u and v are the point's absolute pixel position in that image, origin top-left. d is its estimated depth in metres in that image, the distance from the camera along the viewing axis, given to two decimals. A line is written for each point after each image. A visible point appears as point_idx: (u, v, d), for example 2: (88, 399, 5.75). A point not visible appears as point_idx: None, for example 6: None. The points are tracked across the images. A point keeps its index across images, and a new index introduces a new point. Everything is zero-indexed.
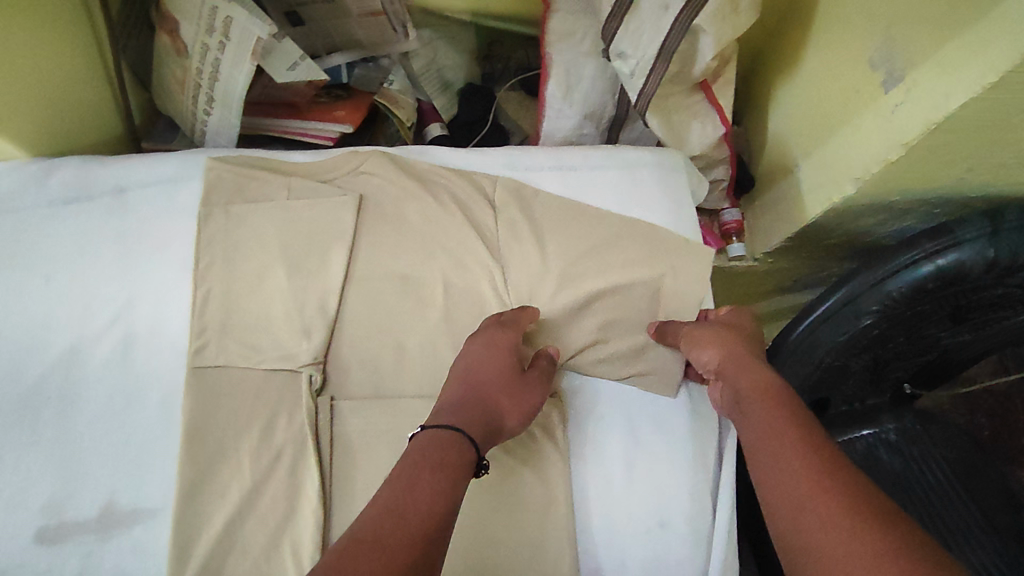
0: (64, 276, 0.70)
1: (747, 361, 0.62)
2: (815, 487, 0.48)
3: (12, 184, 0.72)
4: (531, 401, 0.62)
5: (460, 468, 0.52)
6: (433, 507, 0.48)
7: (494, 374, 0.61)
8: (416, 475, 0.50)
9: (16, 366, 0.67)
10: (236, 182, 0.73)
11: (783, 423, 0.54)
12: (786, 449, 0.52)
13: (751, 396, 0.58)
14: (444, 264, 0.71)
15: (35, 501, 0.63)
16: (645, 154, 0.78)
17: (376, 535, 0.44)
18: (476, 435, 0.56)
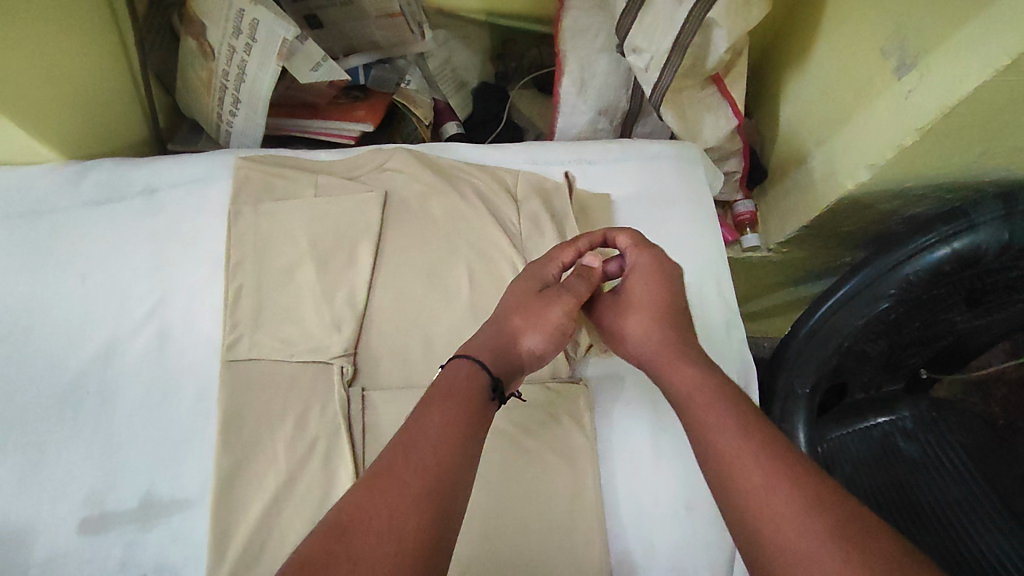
0: (99, 274, 0.72)
1: (669, 353, 0.58)
2: (764, 486, 0.45)
3: (48, 187, 0.74)
4: (549, 322, 0.60)
5: (471, 393, 0.52)
6: (445, 434, 0.48)
7: (515, 300, 0.62)
8: (429, 404, 0.50)
9: (56, 361, 0.69)
10: (264, 181, 0.75)
11: (723, 424, 0.50)
12: (733, 455, 0.48)
13: (687, 398, 0.54)
14: (468, 256, 0.73)
15: (77, 493, 0.64)
16: (662, 146, 0.80)
17: (388, 466, 0.46)
18: (485, 355, 0.56)
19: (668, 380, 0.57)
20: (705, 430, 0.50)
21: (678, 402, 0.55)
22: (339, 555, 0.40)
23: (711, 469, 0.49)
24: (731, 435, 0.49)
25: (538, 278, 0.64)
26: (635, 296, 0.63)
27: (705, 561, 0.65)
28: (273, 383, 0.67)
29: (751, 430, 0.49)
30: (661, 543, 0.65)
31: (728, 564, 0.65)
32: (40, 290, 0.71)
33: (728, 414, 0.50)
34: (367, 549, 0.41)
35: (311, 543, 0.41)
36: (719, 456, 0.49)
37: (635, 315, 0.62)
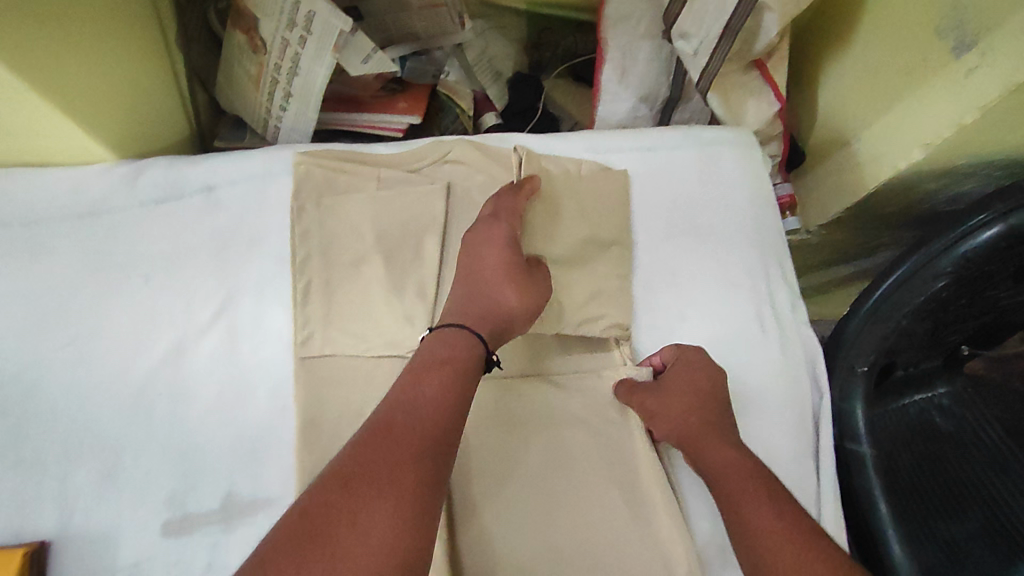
0: (162, 274, 0.71)
1: (712, 436, 0.62)
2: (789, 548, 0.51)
3: (104, 187, 0.73)
4: (535, 298, 0.64)
5: (468, 361, 0.57)
6: (442, 400, 0.53)
7: (498, 267, 0.63)
8: (427, 368, 0.55)
9: (126, 364, 0.68)
10: (325, 176, 0.73)
11: (758, 503, 0.55)
12: (765, 533, 0.53)
13: (723, 477, 0.59)
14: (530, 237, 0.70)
15: (158, 496, 0.64)
16: (720, 131, 0.78)
17: (390, 425, 0.50)
18: (486, 333, 0.60)
19: (704, 459, 0.61)
20: (742, 509, 0.56)
21: (716, 483, 0.60)
22: (345, 504, 0.45)
23: (746, 545, 0.54)
24: (757, 506, 0.55)
25: (513, 243, 0.65)
26: (678, 383, 0.65)
27: None
28: (351, 378, 0.67)
29: (785, 513, 0.54)
30: None
31: None
32: (104, 292, 0.70)
33: (759, 492, 0.56)
34: (372, 498, 0.45)
35: (317, 492, 0.46)
36: (751, 534, 0.54)
37: (682, 397, 0.64)
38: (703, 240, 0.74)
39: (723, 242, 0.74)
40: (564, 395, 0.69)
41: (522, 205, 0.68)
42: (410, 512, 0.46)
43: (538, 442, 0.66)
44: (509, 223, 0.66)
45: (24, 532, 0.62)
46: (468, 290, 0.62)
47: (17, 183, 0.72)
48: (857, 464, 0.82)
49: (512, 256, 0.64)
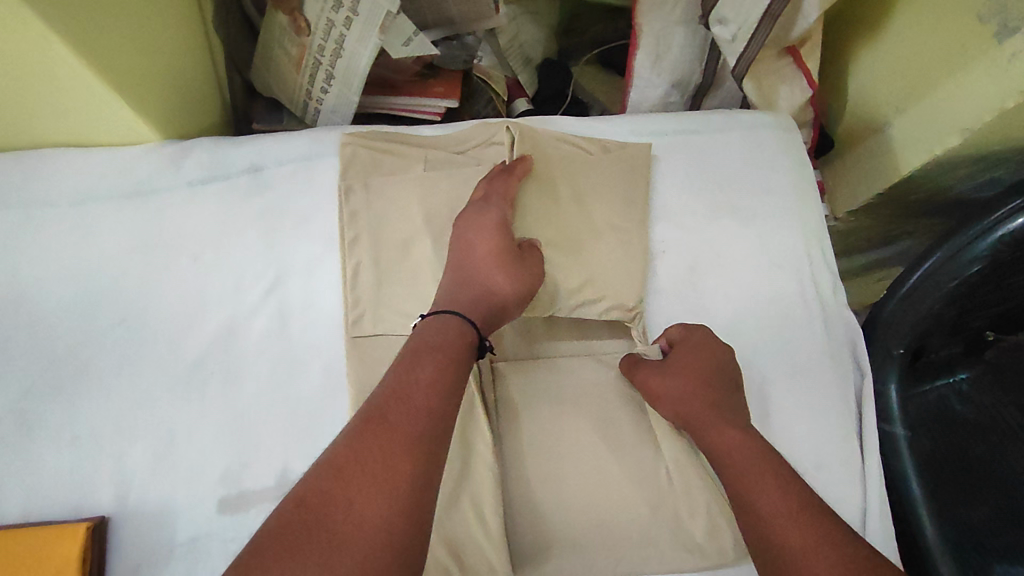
0: (210, 254, 0.71)
1: (714, 415, 0.62)
2: (800, 543, 0.52)
3: (151, 167, 0.73)
4: (527, 281, 0.65)
5: (460, 346, 0.57)
6: (436, 384, 0.53)
7: (487, 254, 0.64)
8: (420, 354, 0.55)
9: (177, 344, 0.68)
10: (373, 157, 0.74)
11: (763, 486, 0.56)
12: (773, 516, 0.54)
13: (730, 462, 0.59)
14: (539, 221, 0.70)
15: (213, 473, 0.65)
16: (762, 116, 0.79)
17: (382, 412, 0.50)
18: (477, 317, 0.61)
19: (709, 441, 0.61)
20: (749, 490, 0.57)
21: (722, 463, 0.60)
22: (339, 493, 0.46)
23: (756, 529, 0.55)
24: (765, 494, 0.56)
25: (503, 228, 0.65)
26: (683, 363, 0.65)
27: None
28: None
29: (791, 495, 0.55)
30: None
31: (860, 522, 0.66)
32: (153, 272, 0.70)
33: (768, 480, 0.57)
34: (365, 487, 0.46)
35: (312, 482, 0.47)
36: (760, 517, 0.55)
37: (684, 376, 0.64)
38: (747, 222, 0.74)
39: (766, 225, 0.75)
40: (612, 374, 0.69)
41: (513, 189, 0.68)
42: (404, 499, 0.46)
43: (589, 420, 0.67)
44: (500, 207, 0.66)
45: (83, 508, 0.63)
46: (457, 279, 0.63)
47: (66, 164, 0.72)
48: (889, 445, 0.83)
49: (503, 242, 0.65)
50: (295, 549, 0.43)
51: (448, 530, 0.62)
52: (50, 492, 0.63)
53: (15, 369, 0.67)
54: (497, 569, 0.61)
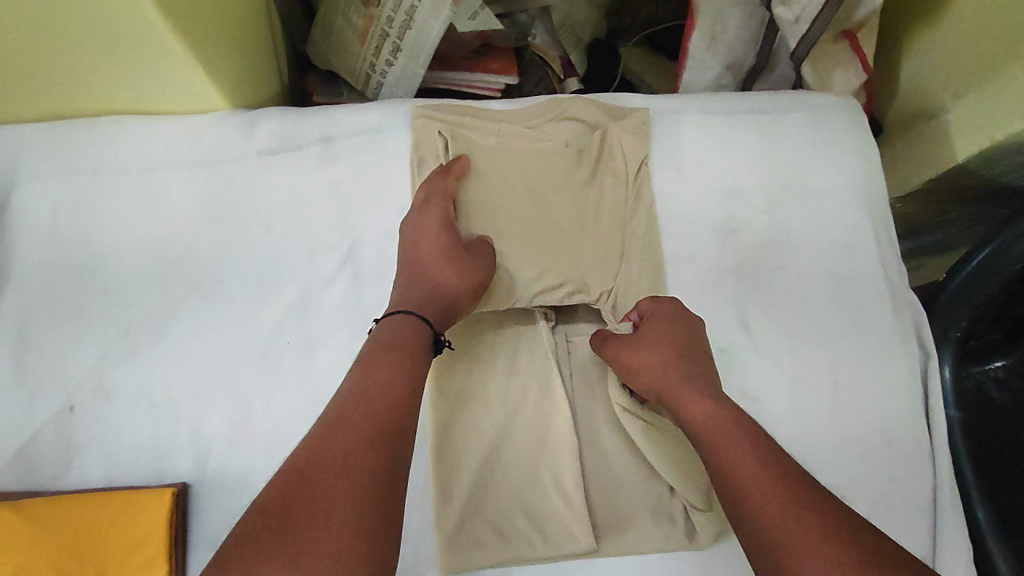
0: (283, 225, 0.71)
1: (689, 386, 0.61)
2: (778, 510, 0.52)
3: (223, 134, 0.73)
4: (479, 275, 0.66)
5: (412, 343, 0.60)
6: (393, 380, 0.56)
7: (437, 254, 0.66)
8: (376, 354, 0.58)
9: (251, 315, 0.68)
10: (444, 130, 0.74)
11: (743, 457, 0.55)
12: (755, 487, 0.53)
13: (704, 430, 0.58)
14: (500, 219, 0.71)
15: (292, 441, 0.65)
16: (830, 97, 0.79)
17: (343, 415, 0.53)
18: (428, 314, 0.63)
19: (685, 413, 0.60)
20: (727, 461, 0.55)
21: (700, 435, 0.58)
22: (306, 495, 0.49)
23: (738, 501, 0.54)
24: (740, 462, 0.55)
25: (448, 226, 0.67)
26: (651, 335, 0.64)
27: (910, 495, 0.67)
28: (479, 329, 0.68)
29: (771, 464, 0.54)
30: (865, 477, 0.67)
31: (932, 498, 0.67)
32: (226, 240, 0.70)
33: (742, 446, 0.56)
34: (330, 487, 0.49)
35: (278, 486, 0.49)
36: (738, 486, 0.54)
37: (657, 349, 0.63)
38: (816, 202, 0.75)
39: (834, 206, 0.75)
40: None
41: (452, 188, 0.69)
42: (368, 495, 0.50)
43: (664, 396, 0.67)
44: (442, 207, 0.68)
45: (164, 475, 0.64)
46: (410, 281, 0.65)
47: (137, 133, 0.72)
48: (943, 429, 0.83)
49: (449, 241, 0.66)
50: (267, 549, 0.46)
51: (528, 498, 0.63)
52: (131, 458, 0.64)
53: (92, 335, 0.67)
54: (580, 539, 0.62)
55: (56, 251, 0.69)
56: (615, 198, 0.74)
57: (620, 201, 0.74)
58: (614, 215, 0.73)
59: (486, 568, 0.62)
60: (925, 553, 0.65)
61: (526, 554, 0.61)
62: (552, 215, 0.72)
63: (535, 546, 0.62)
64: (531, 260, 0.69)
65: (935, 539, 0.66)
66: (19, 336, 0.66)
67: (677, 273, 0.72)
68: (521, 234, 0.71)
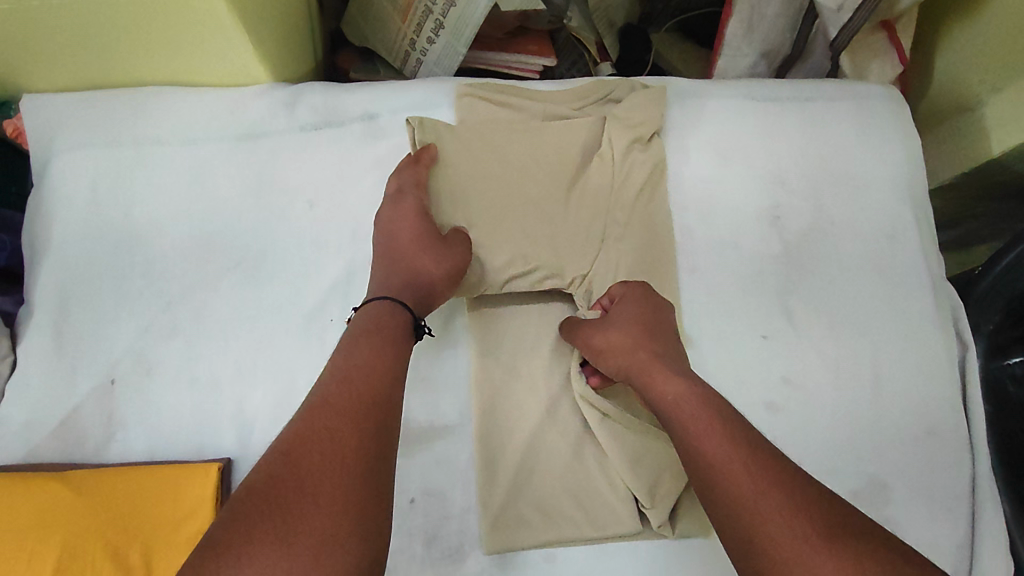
0: (326, 201, 0.70)
1: (658, 364, 0.59)
2: (752, 489, 0.48)
3: (264, 109, 0.72)
4: (456, 261, 0.64)
5: (393, 326, 0.57)
6: (376, 362, 0.53)
7: (414, 241, 0.64)
8: (356, 338, 0.55)
9: (291, 292, 0.67)
10: (488, 110, 0.73)
11: (710, 433, 0.52)
12: (723, 462, 0.50)
13: (675, 409, 0.55)
14: (478, 200, 0.69)
15: None
16: (874, 86, 0.79)
17: (324, 397, 0.50)
18: (409, 300, 0.60)
19: (654, 391, 0.57)
20: (694, 437, 0.52)
21: (669, 414, 0.55)
22: (290, 475, 0.45)
23: (705, 479, 0.50)
24: (710, 439, 0.51)
25: (424, 215, 0.65)
26: (620, 316, 0.63)
27: (951, 485, 0.66)
28: (524, 313, 0.69)
29: (741, 438, 0.51)
30: (907, 466, 0.66)
31: (971, 489, 0.66)
32: (268, 215, 0.69)
33: (714, 422, 0.52)
34: (316, 466, 0.46)
35: (263, 468, 0.46)
36: (710, 465, 0.50)
37: (624, 328, 0.62)
38: (859, 191, 0.74)
39: (877, 196, 0.75)
40: (729, 337, 0.69)
41: (423, 177, 0.68)
42: (356, 474, 0.46)
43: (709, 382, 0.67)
44: (416, 197, 0.66)
45: (205, 450, 0.63)
46: (386, 266, 0.63)
47: (176, 104, 0.71)
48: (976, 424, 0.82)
49: (424, 228, 0.64)
50: (250, 531, 0.42)
51: (575, 480, 0.63)
52: (173, 432, 0.63)
53: (132, 308, 0.66)
54: (625, 520, 0.62)
55: (97, 221, 0.68)
56: (600, 181, 0.72)
57: (605, 184, 0.72)
58: (616, 197, 0.71)
59: (532, 549, 0.61)
60: (963, 542, 0.65)
61: (573, 535, 0.61)
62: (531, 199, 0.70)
63: (581, 528, 0.61)
64: (506, 246, 0.68)
65: (975, 529, 0.65)
66: (60, 305, 0.66)
67: (719, 260, 0.71)
68: (505, 209, 0.69)
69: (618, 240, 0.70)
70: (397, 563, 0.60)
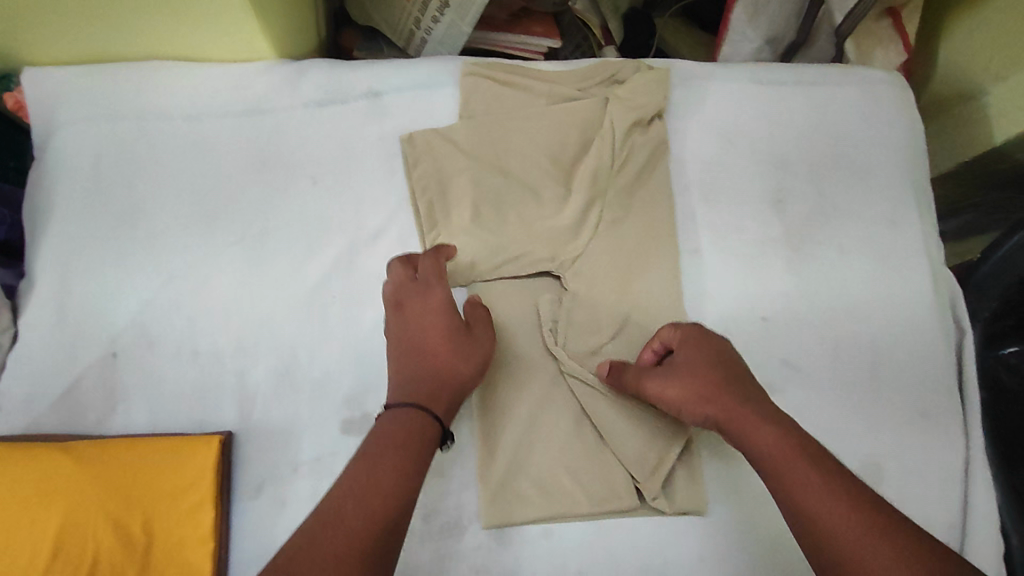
0: (329, 178, 0.70)
1: (745, 412, 0.56)
2: (872, 553, 0.47)
3: (268, 85, 0.71)
4: (481, 357, 0.61)
5: (419, 442, 0.55)
6: (393, 479, 0.51)
7: (438, 339, 0.60)
8: (378, 447, 0.53)
9: (293, 268, 0.67)
10: (493, 90, 0.73)
11: (815, 490, 0.50)
12: (834, 525, 0.48)
13: (773, 461, 0.53)
14: (472, 183, 0.70)
15: (337, 393, 0.64)
16: (879, 72, 0.79)
17: (339, 516, 0.49)
18: (435, 409, 0.57)
19: (748, 440, 0.55)
20: (799, 495, 0.51)
21: (768, 467, 0.53)
22: None
23: (818, 542, 0.49)
24: (816, 499, 0.50)
25: (449, 309, 0.61)
26: (686, 361, 0.60)
27: (945, 466, 0.67)
28: (523, 291, 0.68)
29: (843, 493, 0.50)
30: (902, 448, 0.67)
31: (964, 470, 0.67)
32: (271, 191, 0.69)
33: (816, 477, 0.51)
34: None
35: None
36: (821, 529, 0.49)
37: (696, 377, 0.59)
38: (861, 176, 0.74)
39: (879, 181, 0.75)
40: (729, 319, 0.69)
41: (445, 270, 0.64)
42: None
43: None
44: (439, 290, 0.62)
45: (207, 422, 0.63)
46: (408, 366, 0.59)
47: (180, 79, 0.71)
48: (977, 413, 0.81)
49: (448, 323, 0.61)
50: None
51: (574, 458, 0.64)
52: (174, 406, 0.64)
53: (135, 281, 0.66)
54: (623, 495, 0.63)
55: (99, 196, 0.68)
56: (598, 163, 0.70)
57: (604, 166, 0.70)
58: (618, 178, 0.71)
59: (531, 524, 0.62)
60: (954, 523, 0.65)
61: (571, 509, 0.62)
62: (528, 182, 0.70)
63: (580, 503, 0.62)
64: (500, 231, 0.69)
65: (967, 509, 0.66)
66: (62, 279, 0.66)
67: (721, 243, 0.72)
68: (498, 195, 0.70)
69: (616, 220, 0.70)
70: None
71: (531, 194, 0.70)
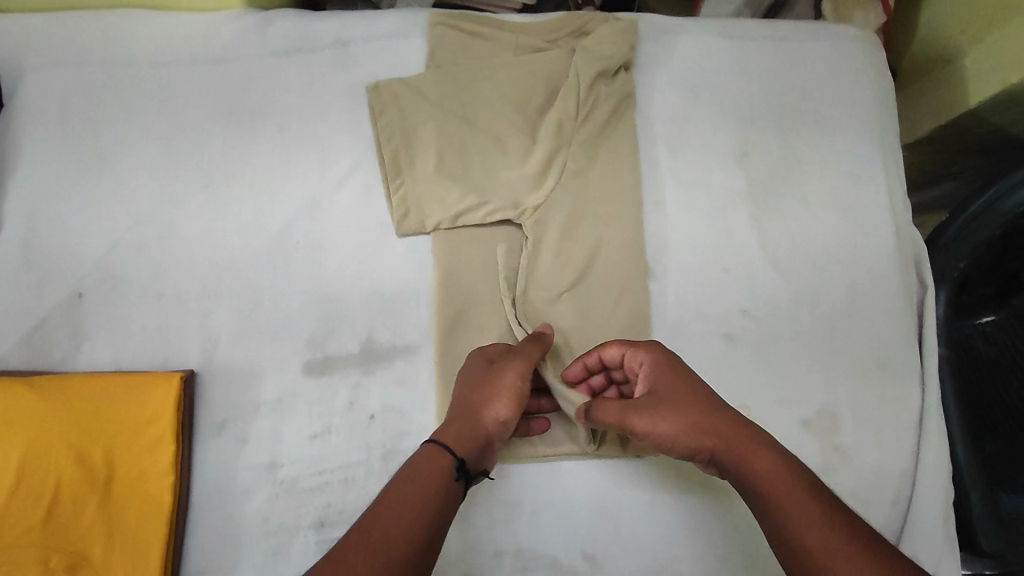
0: (295, 126, 0.70)
1: (744, 438, 0.51)
2: None
3: (235, 33, 0.72)
4: (507, 387, 0.57)
5: (429, 471, 0.50)
6: (401, 514, 0.47)
7: (466, 380, 0.58)
8: (391, 484, 0.49)
9: (257, 214, 0.68)
10: (460, 41, 0.73)
11: (820, 524, 0.45)
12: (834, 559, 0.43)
13: (769, 490, 0.48)
14: (436, 132, 0.70)
15: (298, 337, 0.65)
16: (849, 29, 0.78)
17: (340, 554, 0.44)
18: (451, 439, 0.53)
19: (747, 469, 0.49)
20: (800, 526, 0.45)
21: (766, 497, 0.48)
22: None
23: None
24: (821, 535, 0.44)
25: (482, 355, 0.60)
26: (667, 388, 0.55)
27: (902, 416, 0.68)
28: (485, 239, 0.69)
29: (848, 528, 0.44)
30: (858, 398, 0.68)
31: (919, 420, 0.68)
32: (237, 139, 0.70)
33: (816, 509, 0.46)
34: None
35: None
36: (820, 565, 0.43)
37: (687, 404, 0.53)
38: (828, 132, 0.74)
39: (845, 137, 0.75)
40: (690, 270, 0.70)
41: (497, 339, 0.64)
42: None
43: (666, 313, 0.68)
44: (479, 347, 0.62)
45: (171, 361, 0.64)
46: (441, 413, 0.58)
47: (148, 25, 0.71)
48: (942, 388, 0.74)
49: (476, 363, 0.59)
50: None
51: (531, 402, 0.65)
52: (138, 346, 0.65)
53: (101, 224, 0.67)
54: (575, 439, 0.64)
55: (66, 141, 0.69)
56: (563, 113, 0.71)
57: (569, 116, 0.71)
58: (582, 130, 0.71)
59: None
60: (907, 470, 0.66)
61: (525, 450, 0.63)
62: (493, 131, 0.71)
63: (534, 444, 0.64)
64: (463, 180, 0.69)
65: (919, 458, 0.67)
66: (30, 223, 0.67)
67: (685, 196, 0.72)
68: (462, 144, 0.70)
69: (579, 171, 0.70)
70: (356, 474, 0.62)
71: (495, 144, 0.70)
